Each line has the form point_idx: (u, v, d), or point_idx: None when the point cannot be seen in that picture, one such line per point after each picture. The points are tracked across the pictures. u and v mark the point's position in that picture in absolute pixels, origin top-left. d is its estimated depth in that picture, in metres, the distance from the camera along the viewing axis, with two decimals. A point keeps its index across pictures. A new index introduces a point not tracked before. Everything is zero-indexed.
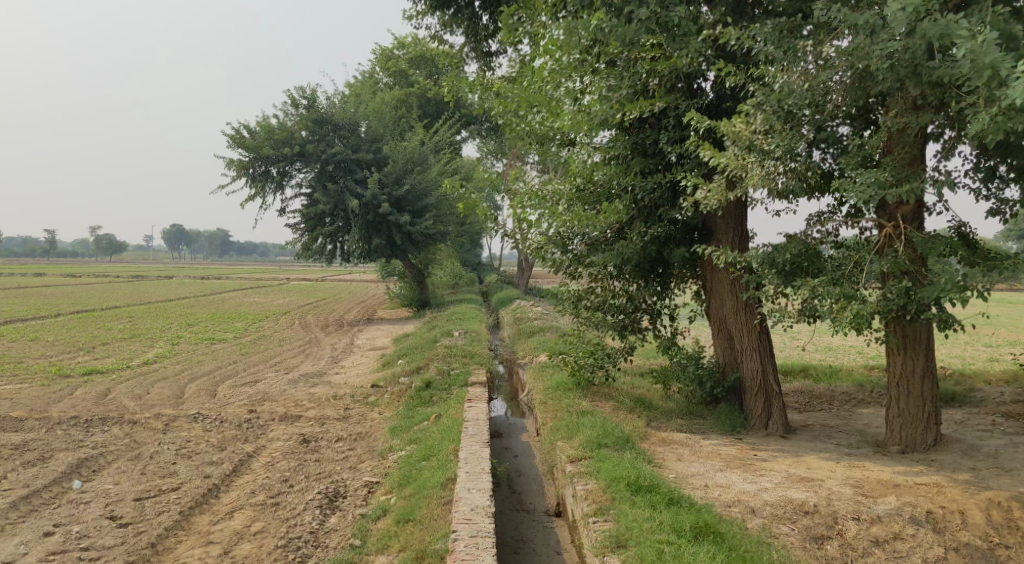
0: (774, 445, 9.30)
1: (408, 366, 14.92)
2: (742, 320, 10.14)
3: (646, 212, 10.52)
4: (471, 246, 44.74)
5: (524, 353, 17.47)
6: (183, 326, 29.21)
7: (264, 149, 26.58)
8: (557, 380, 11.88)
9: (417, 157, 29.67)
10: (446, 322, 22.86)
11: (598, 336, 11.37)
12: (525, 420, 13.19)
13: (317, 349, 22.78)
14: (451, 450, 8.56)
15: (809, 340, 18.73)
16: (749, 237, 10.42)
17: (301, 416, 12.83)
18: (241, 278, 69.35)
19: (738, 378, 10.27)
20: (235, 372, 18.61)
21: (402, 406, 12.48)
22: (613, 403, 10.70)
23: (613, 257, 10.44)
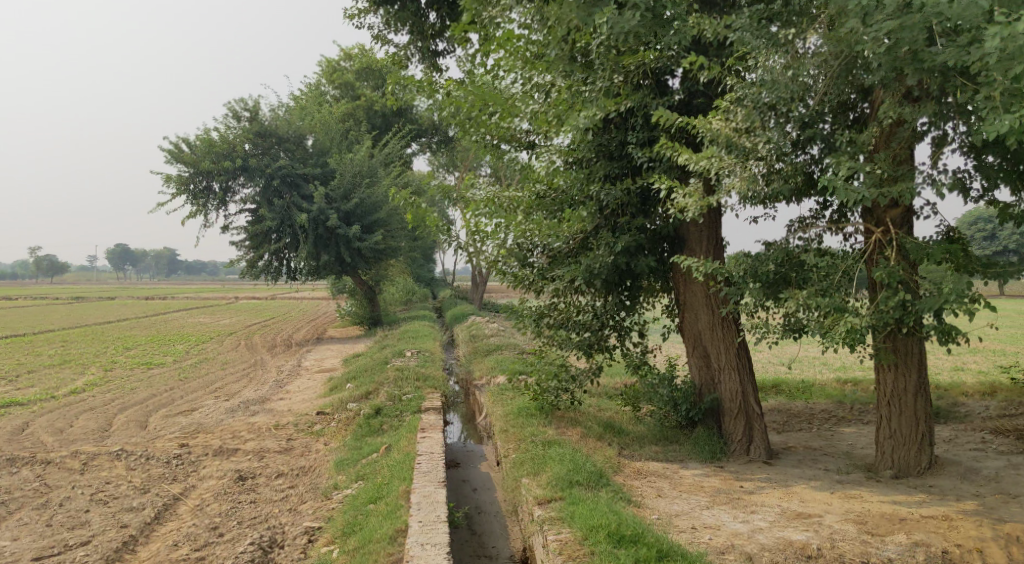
0: (758, 474, 8.53)
1: (356, 391, 13.82)
2: (720, 336, 9.41)
3: (614, 221, 9.66)
4: (422, 261, 43.72)
5: (481, 372, 16.55)
6: (118, 349, 27.42)
7: (203, 163, 25.23)
8: (519, 403, 10.97)
9: (366, 170, 28.65)
10: (398, 341, 21.83)
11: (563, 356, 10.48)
12: (484, 446, 12.25)
13: (263, 372, 21.47)
14: (404, 491, 7.55)
15: (773, 352, 18.21)
16: (724, 246, 9.71)
17: (238, 449, 11.64)
18: (186, 298, 67.07)
19: (716, 400, 9.51)
20: (169, 400, 17.22)
21: (349, 436, 11.39)
22: (582, 429, 9.81)
23: (579, 270, 9.50)
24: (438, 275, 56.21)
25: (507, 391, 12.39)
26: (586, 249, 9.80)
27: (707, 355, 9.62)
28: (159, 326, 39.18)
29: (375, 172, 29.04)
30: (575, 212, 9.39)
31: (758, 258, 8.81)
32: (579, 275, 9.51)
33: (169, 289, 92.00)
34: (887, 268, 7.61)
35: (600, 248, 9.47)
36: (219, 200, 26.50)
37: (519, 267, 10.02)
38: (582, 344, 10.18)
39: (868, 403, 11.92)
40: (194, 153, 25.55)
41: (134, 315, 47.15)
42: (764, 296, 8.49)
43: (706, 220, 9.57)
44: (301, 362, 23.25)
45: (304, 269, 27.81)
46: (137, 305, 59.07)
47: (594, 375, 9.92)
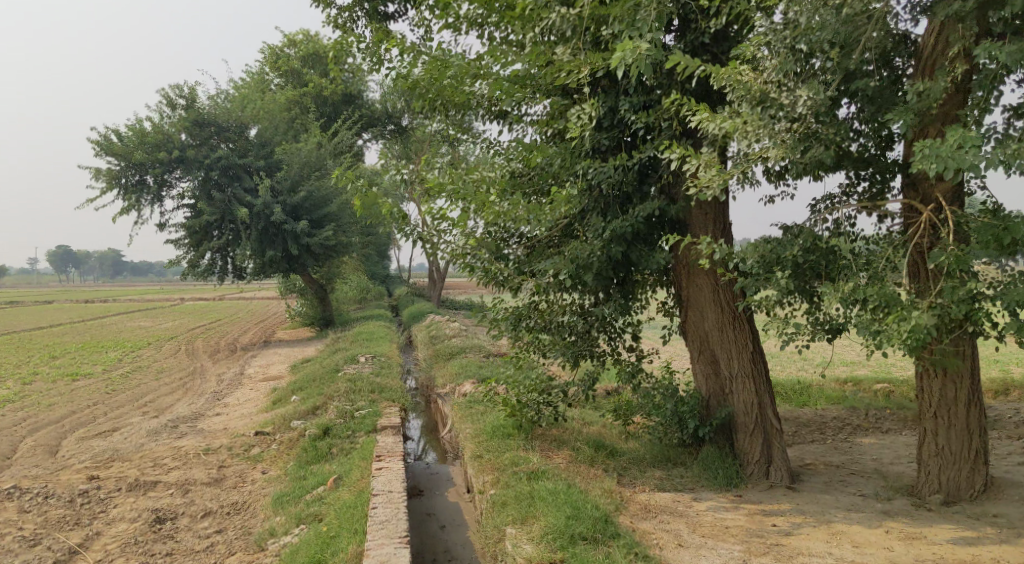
0: (787, 505, 7.11)
1: (302, 405, 12.04)
2: (729, 337, 8.10)
3: (605, 204, 8.18)
4: (376, 257, 41.77)
5: (443, 377, 14.94)
6: (42, 358, 24.94)
7: (135, 153, 23.14)
8: (490, 420, 9.41)
9: (314, 161, 26.72)
10: (352, 344, 20.09)
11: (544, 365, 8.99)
12: (451, 467, 10.67)
13: (201, 382, 19.44)
14: (356, 552, 5.89)
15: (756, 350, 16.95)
16: (730, 231, 8.37)
17: (159, 479, 9.81)
18: (124, 301, 63.73)
19: (727, 414, 8.13)
20: (89, 417, 15.11)
21: (293, 463, 9.67)
22: (569, 453, 8.29)
23: (567, 262, 7.97)
24: (393, 272, 54.17)
25: (476, 404, 10.77)
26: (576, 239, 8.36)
27: (716, 358, 8.29)
28: (94, 331, 36.41)
29: (324, 164, 27.15)
30: (560, 191, 7.87)
31: (781, 244, 7.44)
32: (568, 268, 7.95)
33: (113, 291, 88.03)
34: (949, 252, 6.24)
35: (593, 234, 7.98)
36: (155, 195, 24.37)
37: (493, 260, 8.47)
38: (568, 349, 8.70)
39: (882, 408, 10.69)
40: (124, 144, 23.44)
41: (69, 319, 44.04)
42: (790, 288, 7.11)
43: (711, 201, 8.23)
44: (244, 369, 21.29)
45: (250, 267, 25.74)
46: (75, 309, 55.65)
47: (586, 391, 8.33)
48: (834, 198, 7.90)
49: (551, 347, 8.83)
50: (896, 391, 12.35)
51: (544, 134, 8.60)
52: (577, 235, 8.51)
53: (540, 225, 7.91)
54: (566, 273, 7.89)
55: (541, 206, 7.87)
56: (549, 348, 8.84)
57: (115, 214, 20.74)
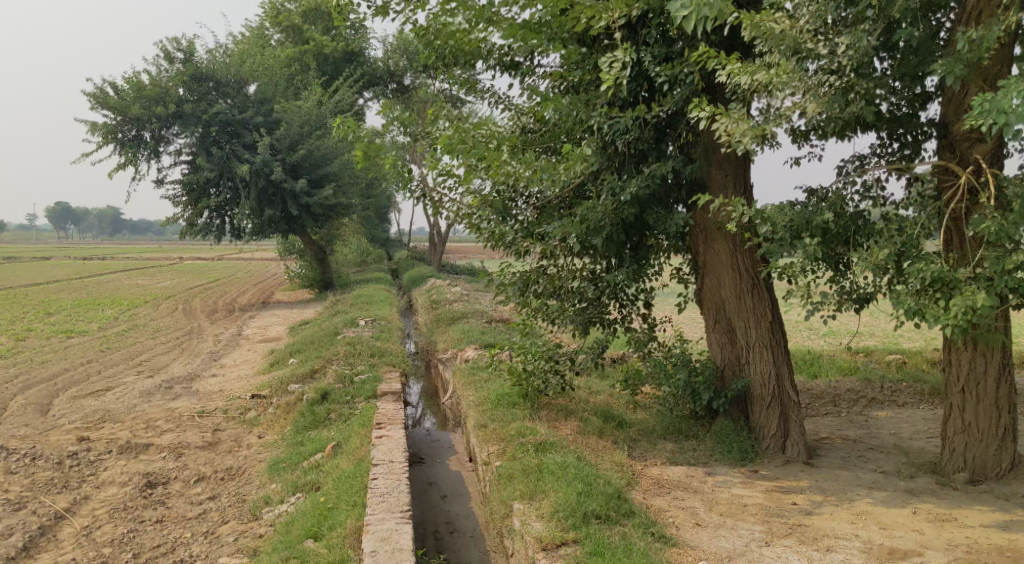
0: (806, 482, 6.79)
1: (299, 369, 11.70)
2: (748, 306, 7.74)
3: (621, 162, 7.71)
4: (376, 219, 41.25)
5: (445, 342, 14.61)
6: (37, 315, 24.58)
7: (133, 107, 22.55)
8: (495, 388, 9.08)
9: (315, 119, 26.09)
10: (351, 307, 19.73)
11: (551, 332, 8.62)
12: (453, 435, 10.37)
13: (197, 342, 19.12)
14: (355, 527, 5.57)
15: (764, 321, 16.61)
16: (752, 195, 7.95)
17: (152, 441, 9.50)
18: (122, 259, 63.32)
19: (743, 386, 7.78)
20: (83, 376, 14.79)
21: (290, 428, 9.36)
22: (577, 424, 7.96)
23: (578, 224, 7.54)
24: (394, 236, 53.66)
25: (479, 370, 10.43)
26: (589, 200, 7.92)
27: (733, 328, 7.93)
28: (90, 289, 36.03)
29: (324, 122, 26.53)
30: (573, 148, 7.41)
31: (808, 208, 7.01)
32: (579, 231, 7.51)
33: (111, 249, 87.49)
34: (994, 219, 5.83)
35: (607, 195, 7.54)
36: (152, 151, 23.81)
37: (500, 221, 8.05)
38: (577, 316, 8.32)
39: (899, 382, 10.37)
40: (121, 98, 22.87)
41: (66, 276, 43.63)
42: (817, 255, 6.71)
43: (732, 161, 7.75)
44: (242, 330, 20.96)
45: (248, 226, 25.28)
46: (73, 266, 55.17)
47: (596, 362, 7.94)
48: (863, 160, 7.47)
49: (559, 314, 8.44)
50: (909, 363, 12.04)
51: (559, 87, 8.14)
52: (589, 196, 8.07)
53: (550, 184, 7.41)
54: (578, 236, 7.45)
55: (553, 164, 7.41)
56: (558, 315, 8.45)
57: (111, 169, 20.23)
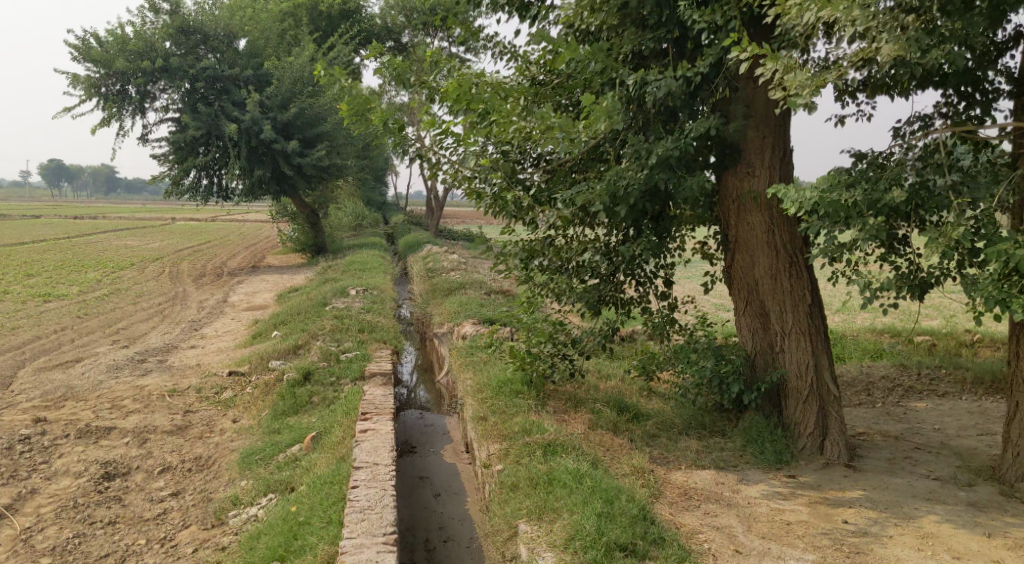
0: (854, 493, 5.92)
1: (282, 344, 10.75)
2: (785, 287, 6.80)
3: (648, 120, 6.70)
4: (372, 182, 39.96)
5: (440, 314, 13.66)
6: (16, 276, 23.54)
7: (116, 60, 21.31)
8: (496, 371, 8.17)
9: (307, 76, 24.78)
10: (342, 274, 18.71)
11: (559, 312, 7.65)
12: (447, 419, 9.49)
13: (180, 309, 18.14)
14: (328, 555, 4.70)
15: None
16: (792, 160, 6.95)
17: (116, 424, 8.59)
18: (114, 218, 62.09)
19: (779, 378, 6.85)
20: (54, 344, 13.83)
21: (268, 412, 8.46)
22: (588, 417, 7.05)
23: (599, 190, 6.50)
24: (391, 200, 52.36)
25: (477, 350, 9.47)
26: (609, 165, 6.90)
27: (766, 310, 6.96)
28: (78, 249, 34.93)
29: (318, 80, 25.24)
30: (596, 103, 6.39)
31: (865, 177, 6.02)
32: (601, 199, 6.48)
33: (105, 208, 85.94)
34: None
35: (633, 158, 6.53)
36: (138, 107, 22.60)
37: (508, 184, 7.01)
38: (590, 296, 7.35)
39: (938, 368, 9.48)
40: (105, 50, 21.60)
41: (56, 236, 42.37)
42: (879, 232, 5.72)
43: (771, 122, 6.77)
44: (228, 296, 19.97)
45: (238, 187, 24.13)
46: (63, 225, 53.90)
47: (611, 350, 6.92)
48: (926, 120, 6.45)
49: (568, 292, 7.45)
50: (943, 346, 11.13)
51: (576, 33, 7.10)
52: (607, 159, 7.05)
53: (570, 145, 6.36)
54: (599, 205, 6.44)
55: (572, 121, 6.38)
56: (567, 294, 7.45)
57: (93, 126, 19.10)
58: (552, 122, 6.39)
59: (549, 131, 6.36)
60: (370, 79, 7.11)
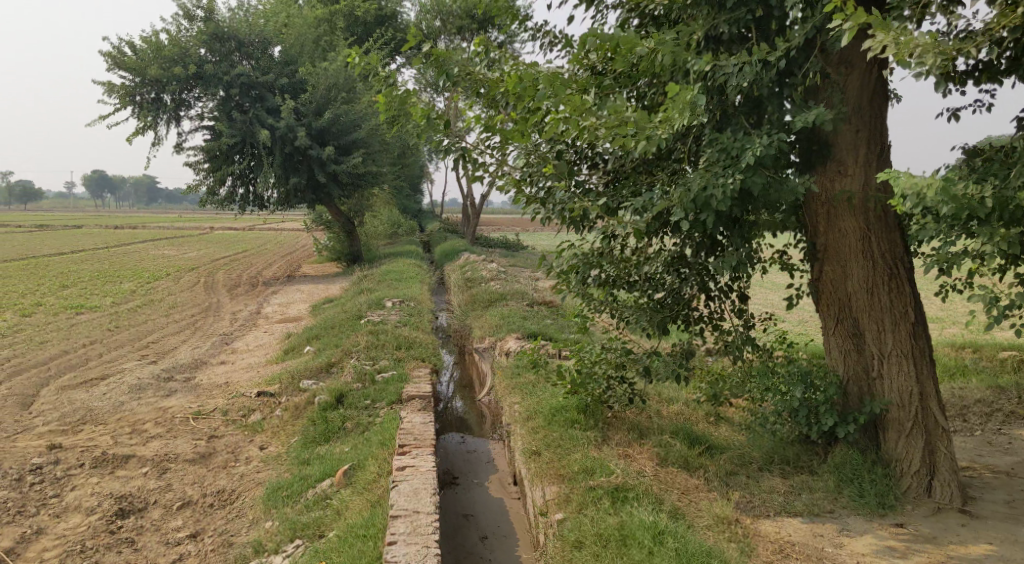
0: (978, 548, 5.05)
1: (314, 361, 10.06)
2: (883, 303, 5.89)
3: (729, 112, 5.97)
4: (407, 189, 39.41)
5: (480, 327, 12.91)
6: (50, 288, 23.29)
7: (150, 68, 20.98)
8: (547, 395, 7.37)
9: (342, 82, 24.33)
10: (377, 284, 18.07)
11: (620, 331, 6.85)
12: (492, 444, 8.73)
13: (213, 321, 17.64)
14: None
15: None
16: (889, 156, 6.07)
17: (135, 451, 7.95)
18: (152, 228, 62.45)
19: (877, 408, 5.91)
20: (81, 360, 13.32)
21: (298, 439, 7.76)
22: (656, 451, 6.22)
23: (677, 196, 5.74)
24: (426, 209, 51.87)
25: (524, 369, 8.66)
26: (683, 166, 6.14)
27: (860, 330, 6.04)
28: (114, 258, 34.90)
29: (353, 86, 24.76)
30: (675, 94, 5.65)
31: (988, 173, 5.11)
32: (680, 205, 5.71)
33: (142, 219, 86.68)
34: None
35: (716, 157, 5.78)
36: (173, 115, 22.26)
37: (568, 189, 6.26)
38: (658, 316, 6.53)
39: None
40: (140, 57, 21.29)
41: (94, 246, 42.57)
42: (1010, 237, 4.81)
43: (866, 113, 5.92)
44: (262, 307, 19.46)
45: (273, 195, 23.69)
46: (102, 234, 54.22)
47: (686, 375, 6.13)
48: None
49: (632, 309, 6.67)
50: None
51: (643, 20, 6.34)
52: (677, 160, 6.26)
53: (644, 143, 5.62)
54: (678, 213, 5.68)
55: (646, 115, 5.64)
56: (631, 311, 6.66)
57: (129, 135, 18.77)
58: (623, 117, 5.64)
59: (621, 128, 5.61)
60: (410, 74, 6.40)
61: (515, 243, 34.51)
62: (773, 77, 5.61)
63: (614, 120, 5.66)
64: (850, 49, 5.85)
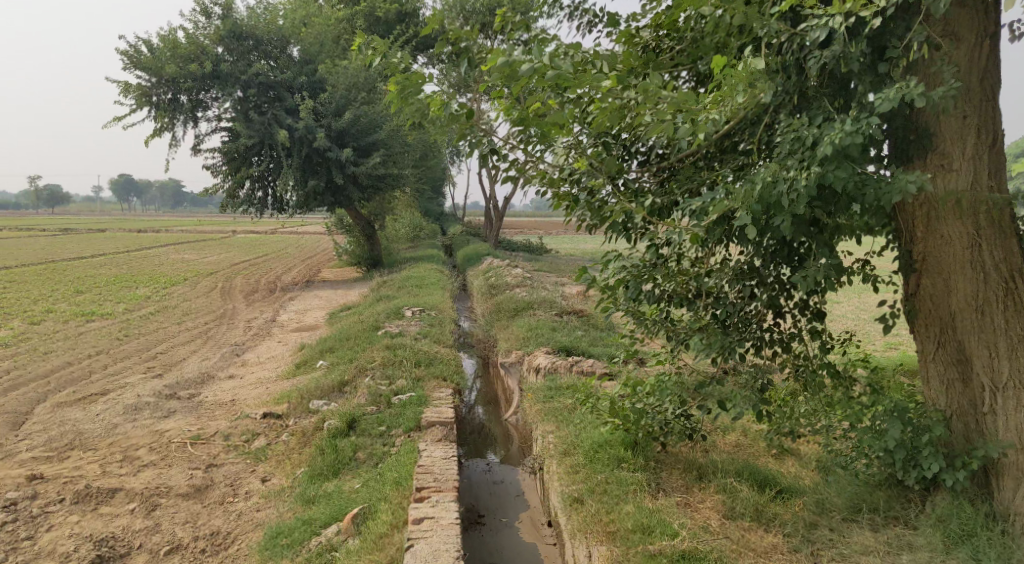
0: None
1: (326, 379, 9.18)
2: (998, 322, 4.83)
3: (806, 94, 4.91)
4: (429, 192, 38.65)
5: (506, 339, 11.95)
6: (64, 294, 22.70)
7: (166, 67, 20.32)
8: (588, 425, 6.42)
9: (362, 82, 23.51)
10: (398, 291, 17.20)
11: (674, 355, 5.85)
12: (520, 473, 7.80)
13: (226, 330, 16.88)
14: None
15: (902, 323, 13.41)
16: (1004, 148, 4.96)
17: (125, 482, 7.12)
18: (175, 232, 62.21)
19: (991, 451, 4.84)
20: (84, 373, 12.57)
21: (304, 472, 6.87)
22: (721, 499, 5.33)
23: (740, 193, 4.77)
24: (449, 212, 51.06)
25: (558, 392, 7.68)
26: (753, 160, 5.12)
27: (967, 356, 4.99)
28: (132, 263, 34.38)
29: (374, 86, 23.93)
30: (725, 69, 4.72)
31: None
32: (744, 206, 4.75)
33: (165, 223, 86.84)
34: None
35: (788, 144, 4.77)
36: (190, 116, 21.59)
37: (611, 189, 5.30)
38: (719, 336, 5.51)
39: None
40: (156, 56, 20.65)
41: (115, 250, 42.14)
42: None
43: (975, 95, 4.83)
44: (277, 315, 18.69)
45: (291, 199, 22.93)
46: (125, 239, 54.03)
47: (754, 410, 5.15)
48: None
49: (690, 329, 5.71)
50: None
51: None
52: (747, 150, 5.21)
53: (691, 129, 4.61)
54: (743, 216, 4.72)
55: (694, 96, 4.63)
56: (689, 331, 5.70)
57: (146, 136, 18.13)
58: (663, 98, 4.66)
59: (657, 112, 4.60)
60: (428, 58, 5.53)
61: (540, 247, 33.61)
62: (865, 49, 4.57)
63: (646, 101, 4.68)
64: (955, 19, 4.84)
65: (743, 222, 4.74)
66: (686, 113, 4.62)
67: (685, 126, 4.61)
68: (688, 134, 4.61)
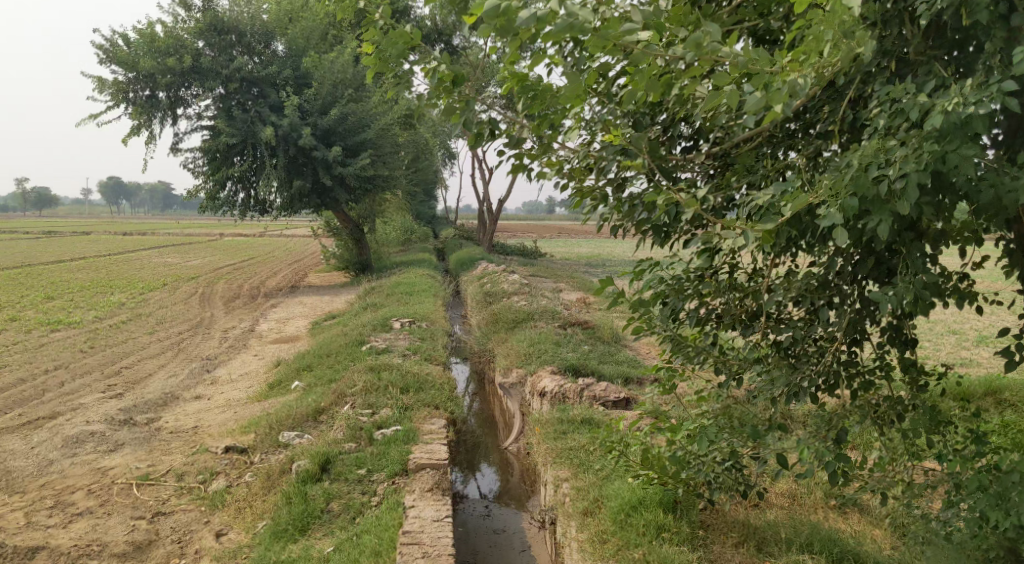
0: None
1: (299, 406, 7.98)
2: None
3: (909, 58, 3.48)
4: (421, 195, 37.56)
5: (506, 353, 10.77)
6: (34, 300, 21.42)
7: (142, 60, 19.04)
8: (614, 475, 5.29)
9: (351, 78, 22.27)
10: (386, 299, 16.01)
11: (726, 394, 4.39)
12: (523, 516, 6.71)
13: (201, 341, 15.67)
14: None
15: (937, 340, 12.36)
16: None
17: (53, 536, 5.92)
18: (162, 235, 61.05)
19: None
20: (38, 391, 11.35)
21: (268, 526, 5.69)
22: None
23: (824, 184, 3.19)
24: (442, 214, 50.04)
25: (571, 424, 6.50)
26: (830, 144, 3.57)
27: None
28: (113, 267, 33.06)
29: (362, 82, 22.70)
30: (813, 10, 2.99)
31: None
32: (831, 200, 3.14)
33: (152, 225, 85.51)
34: None
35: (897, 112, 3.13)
36: (168, 113, 20.30)
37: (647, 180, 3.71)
38: (788, 377, 4.04)
39: None
40: (132, 50, 19.39)
41: (97, 253, 40.99)
42: None
43: None
44: (257, 324, 17.47)
45: (275, 201, 21.68)
46: (109, 242, 52.73)
47: (835, 468, 3.85)
48: None
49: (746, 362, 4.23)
50: None
51: None
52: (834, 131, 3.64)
53: (767, 97, 2.80)
54: (830, 215, 3.07)
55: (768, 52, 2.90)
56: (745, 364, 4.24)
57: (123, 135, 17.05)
58: (722, 57, 2.88)
59: (718, 81, 2.83)
60: (414, 26, 4.15)
61: (536, 251, 32.56)
62: None
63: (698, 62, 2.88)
64: None
65: (830, 224, 3.08)
66: (756, 78, 2.85)
67: (757, 91, 2.80)
68: (761, 104, 2.79)
